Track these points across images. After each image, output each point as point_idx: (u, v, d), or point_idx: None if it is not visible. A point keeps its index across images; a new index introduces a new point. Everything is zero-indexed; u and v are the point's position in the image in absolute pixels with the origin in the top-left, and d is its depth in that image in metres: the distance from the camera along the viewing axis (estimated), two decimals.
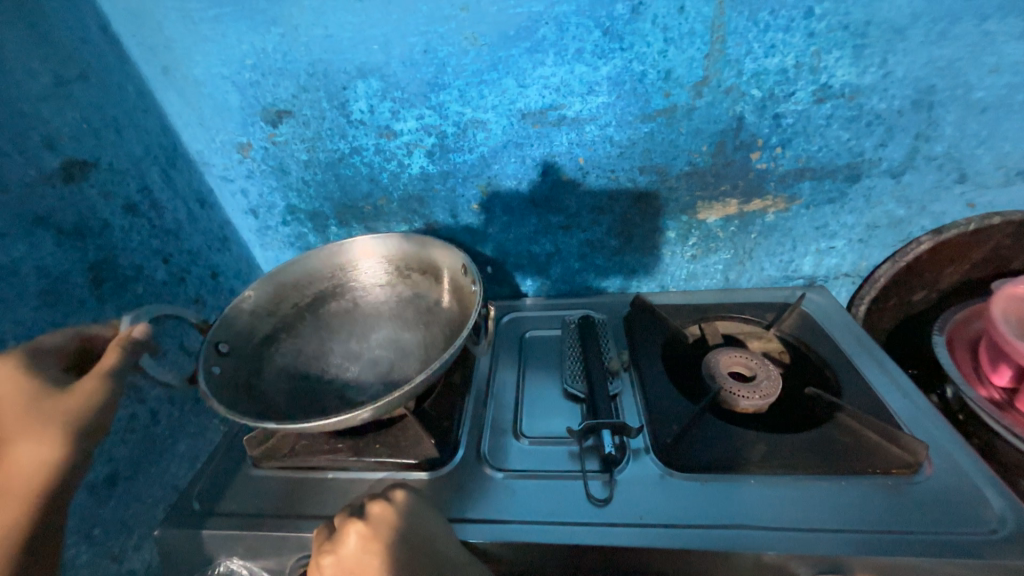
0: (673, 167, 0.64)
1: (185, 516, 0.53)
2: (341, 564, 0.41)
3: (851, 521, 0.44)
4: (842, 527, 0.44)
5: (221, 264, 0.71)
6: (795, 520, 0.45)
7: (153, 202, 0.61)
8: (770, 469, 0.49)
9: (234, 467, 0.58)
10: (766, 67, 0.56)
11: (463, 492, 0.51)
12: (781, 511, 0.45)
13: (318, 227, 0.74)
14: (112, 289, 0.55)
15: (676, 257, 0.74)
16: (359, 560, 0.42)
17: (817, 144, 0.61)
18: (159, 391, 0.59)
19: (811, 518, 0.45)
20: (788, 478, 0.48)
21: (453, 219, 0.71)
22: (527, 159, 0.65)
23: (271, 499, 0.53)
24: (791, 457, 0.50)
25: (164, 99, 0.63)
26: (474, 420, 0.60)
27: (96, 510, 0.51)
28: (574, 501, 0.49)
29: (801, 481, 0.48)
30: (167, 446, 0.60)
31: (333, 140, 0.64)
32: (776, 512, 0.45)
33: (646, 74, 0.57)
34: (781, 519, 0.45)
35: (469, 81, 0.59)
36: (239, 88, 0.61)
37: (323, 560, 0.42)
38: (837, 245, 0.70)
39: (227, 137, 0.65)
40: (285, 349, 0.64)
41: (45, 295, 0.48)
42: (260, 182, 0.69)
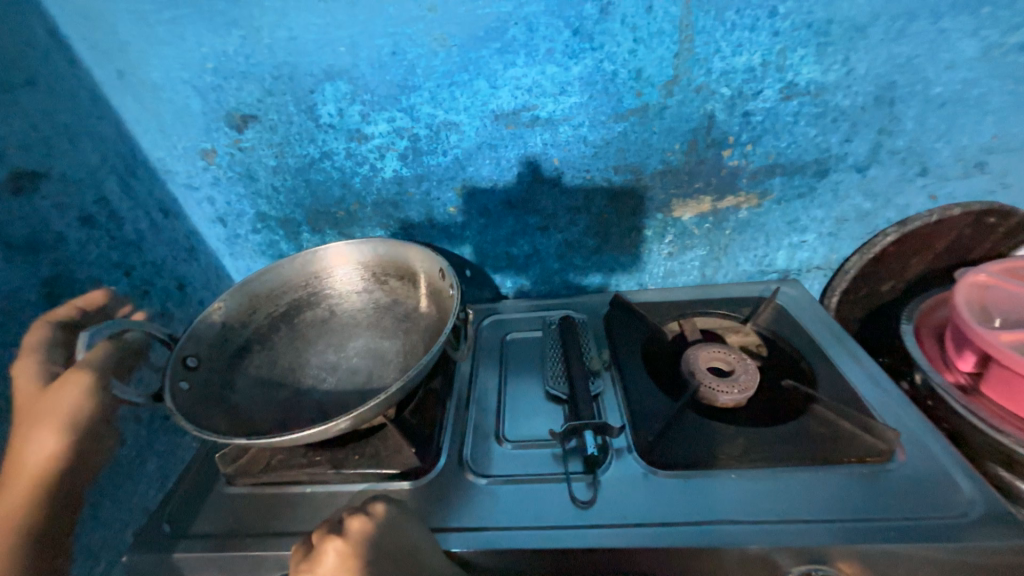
0: (647, 166, 0.64)
1: (154, 539, 0.51)
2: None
3: (829, 511, 0.45)
4: (821, 517, 0.44)
5: (188, 275, 0.68)
6: (776, 512, 0.45)
7: (112, 212, 0.58)
8: (750, 462, 0.50)
9: (207, 485, 0.56)
10: (734, 65, 0.56)
11: (445, 501, 0.50)
12: (761, 504, 0.46)
13: (289, 234, 0.72)
14: (69, 305, 0.52)
15: (654, 255, 0.74)
16: None
17: (785, 140, 0.62)
18: (124, 410, 0.57)
19: (791, 510, 0.45)
20: (767, 470, 0.49)
21: (429, 223, 0.70)
22: (501, 161, 0.64)
23: (246, 518, 0.51)
24: (770, 450, 0.50)
25: (120, 105, 0.60)
26: (456, 426, 0.59)
27: None
28: (558, 504, 0.49)
29: (780, 473, 0.48)
30: (134, 467, 0.57)
31: (302, 144, 0.63)
32: (757, 506, 0.46)
33: (617, 74, 0.57)
34: (762, 513, 0.45)
35: (440, 83, 0.58)
36: (201, 92, 0.59)
37: None
38: (808, 239, 0.71)
39: (190, 143, 0.63)
40: (258, 361, 0.62)
41: None
42: (227, 189, 0.67)
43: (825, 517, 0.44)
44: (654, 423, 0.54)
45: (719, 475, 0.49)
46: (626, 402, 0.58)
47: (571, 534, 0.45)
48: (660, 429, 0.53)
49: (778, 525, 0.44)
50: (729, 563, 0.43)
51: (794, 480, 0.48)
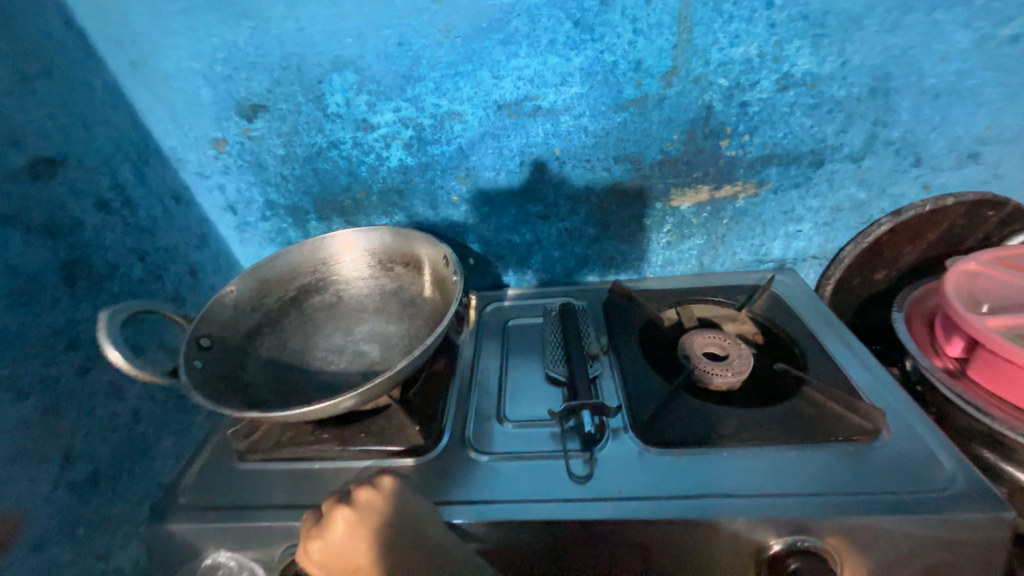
0: (646, 156, 0.66)
1: (170, 510, 0.53)
2: (330, 547, 0.42)
3: (816, 486, 0.47)
4: (809, 492, 0.46)
5: (199, 261, 0.70)
6: (765, 488, 0.47)
7: (126, 199, 0.60)
8: (742, 440, 0.52)
9: (219, 461, 0.58)
10: (732, 56, 0.58)
11: (449, 476, 0.52)
12: (751, 480, 0.48)
13: (297, 222, 0.74)
14: (88, 288, 0.54)
15: (652, 244, 0.76)
16: (348, 544, 0.43)
17: (782, 131, 0.63)
18: (140, 389, 0.59)
19: (779, 485, 0.47)
20: (758, 448, 0.51)
21: (433, 211, 0.72)
22: (504, 150, 0.66)
23: (258, 491, 0.53)
24: (761, 429, 0.52)
25: (135, 96, 0.62)
26: (459, 407, 0.61)
27: (79, 510, 0.50)
28: (557, 479, 0.51)
29: (770, 451, 0.50)
30: (150, 444, 0.59)
31: (310, 134, 0.65)
32: (747, 482, 0.48)
33: (617, 65, 0.58)
34: (752, 488, 0.47)
35: (445, 73, 0.60)
36: (212, 82, 0.61)
37: (312, 544, 0.43)
38: (804, 229, 0.73)
39: (201, 132, 0.65)
40: (269, 344, 0.64)
41: (18, 295, 0.47)
42: (237, 177, 0.69)
43: (813, 491, 0.46)
44: (649, 403, 0.56)
45: (712, 452, 0.51)
46: (623, 384, 0.60)
47: (570, 506, 0.48)
48: (655, 409, 0.55)
49: (767, 499, 0.46)
50: (720, 535, 0.45)
51: (784, 458, 0.50)
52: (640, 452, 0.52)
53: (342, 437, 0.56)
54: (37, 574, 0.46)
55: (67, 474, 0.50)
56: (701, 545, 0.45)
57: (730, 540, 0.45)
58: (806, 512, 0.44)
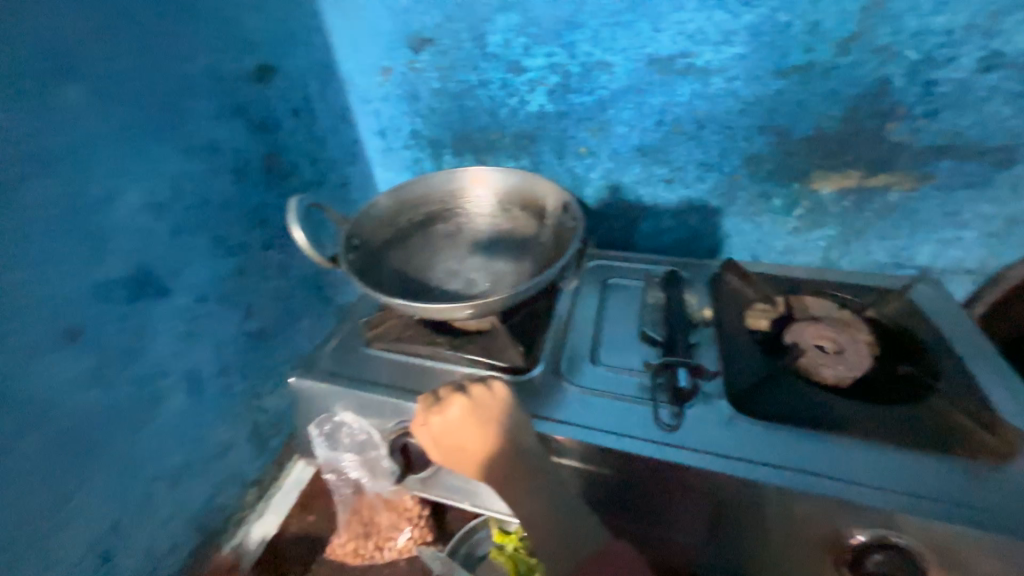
0: (795, 130, 0.62)
1: (311, 370, 0.64)
2: (447, 424, 0.50)
3: (919, 489, 0.45)
4: (910, 493, 0.45)
5: (350, 176, 0.80)
6: (863, 479, 0.47)
7: (310, 110, 0.70)
8: (845, 430, 0.50)
9: (346, 342, 0.68)
10: (930, 26, 0.52)
11: (543, 396, 0.58)
12: (849, 468, 0.47)
13: (434, 154, 0.81)
14: (277, 178, 0.65)
15: (777, 227, 0.72)
16: (460, 425, 0.50)
17: (969, 119, 0.56)
18: (297, 272, 0.71)
19: (878, 479, 0.46)
20: (863, 441, 0.49)
21: (558, 160, 0.75)
22: (644, 107, 0.66)
23: (379, 372, 0.63)
24: (868, 425, 0.51)
25: (328, 20, 0.71)
26: (555, 342, 0.65)
27: (248, 354, 0.64)
28: (643, 422, 0.54)
29: (875, 447, 0.49)
30: (297, 319, 0.72)
31: (465, 71, 0.70)
32: (844, 468, 0.48)
33: (790, 26, 0.55)
34: (848, 476, 0.47)
35: (605, 22, 0.61)
36: (393, 14, 0.68)
37: (432, 417, 0.51)
38: (965, 237, 0.65)
39: (374, 60, 0.73)
40: (398, 255, 0.72)
41: (236, 173, 0.59)
42: (393, 105, 0.77)
43: (915, 493, 0.45)
44: (748, 376, 0.57)
45: (810, 434, 0.51)
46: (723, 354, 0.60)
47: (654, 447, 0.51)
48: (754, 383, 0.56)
49: (862, 489, 0.46)
50: (801, 509, 0.46)
51: (891, 457, 0.48)
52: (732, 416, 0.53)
53: (453, 344, 0.63)
54: (220, 392, 0.61)
55: (246, 323, 0.63)
56: (778, 514, 0.47)
57: (812, 517, 0.46)
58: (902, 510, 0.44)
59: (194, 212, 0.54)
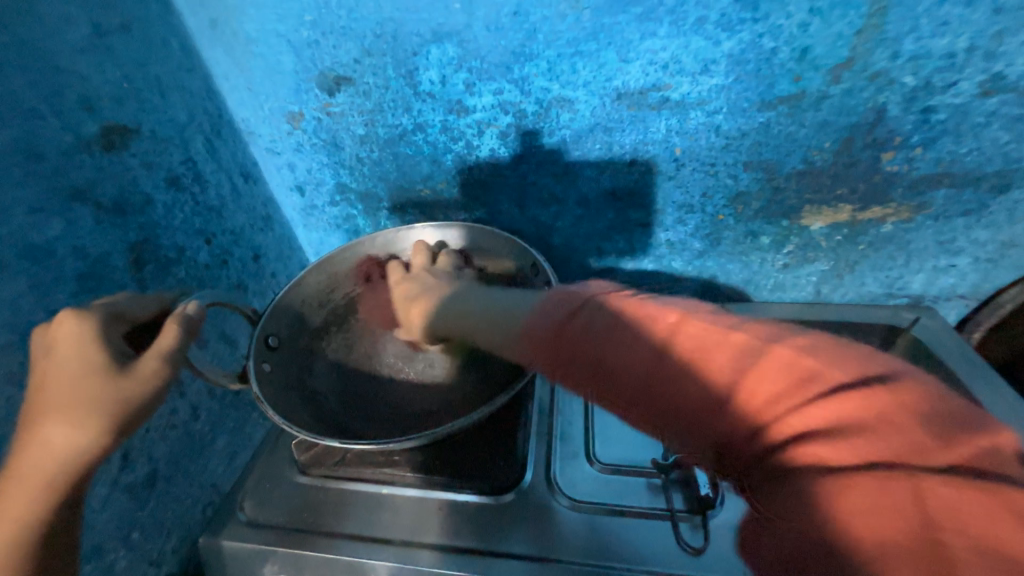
0: (784, 165, 0.55)
1: (230, 524, 0.49)
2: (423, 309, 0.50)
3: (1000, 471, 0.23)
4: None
5: (264, 245, 0.65)
6: (967, 514, 0.22)
7: (197, 174, 0.54)
8: (921, 390, 0.27)
9: (277, 471, 0.53)
10: (931, 49, 0.45)
11: (534, 524, 0.46)
12: (892, 476, 0.24)
13: (369, 210, 0.67)
14: (154, 272, 0.48)
15: (766, 265, 0.65)
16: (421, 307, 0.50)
17: (967, 146, 0.51)
18: (200, 384, 0.54)
19: (953, 449, 0.24)
20: (973, 450, 0.24)
21: (518, 210, 0.64)
22: (614, 146, 0.56)
23: (319, 514, 0.49)
24: (967, 402, 0.28)
25: (211, 59, 0.55)
26: (540, 436, 0.53)
27: (134, 513, 0.47)
28: (662, 547, 0.44)
29: (978, 441, 0.25)
30: (207, 442, 0.56)
31: (395, 113, 0.57)
32: (802, 423, 0.27)
33: (776, 52, 0.47)
34: (946, 505, 0.23)
35: (562, 52, 0.50)
36: (295, 48, 0.53)
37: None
38: (959, 264, 0.61)
39: (277, 104, 0.58)
40: (335, 345, 0.57)
41: (83, 280, 0.42)
42: (310, 156, 0.62)
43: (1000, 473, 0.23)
44: (752, 367, 0.29)
45: (791, 397, 0.27)
46: (753, 337, 0.30)
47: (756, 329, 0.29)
48: (734, 363, 0.29)
49: (879, 490, 0.24)
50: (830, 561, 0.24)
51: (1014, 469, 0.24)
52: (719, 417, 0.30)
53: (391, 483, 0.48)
54: None
55: (124, 475, 0.46)
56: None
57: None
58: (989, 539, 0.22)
59: (15, 349, 0.37)
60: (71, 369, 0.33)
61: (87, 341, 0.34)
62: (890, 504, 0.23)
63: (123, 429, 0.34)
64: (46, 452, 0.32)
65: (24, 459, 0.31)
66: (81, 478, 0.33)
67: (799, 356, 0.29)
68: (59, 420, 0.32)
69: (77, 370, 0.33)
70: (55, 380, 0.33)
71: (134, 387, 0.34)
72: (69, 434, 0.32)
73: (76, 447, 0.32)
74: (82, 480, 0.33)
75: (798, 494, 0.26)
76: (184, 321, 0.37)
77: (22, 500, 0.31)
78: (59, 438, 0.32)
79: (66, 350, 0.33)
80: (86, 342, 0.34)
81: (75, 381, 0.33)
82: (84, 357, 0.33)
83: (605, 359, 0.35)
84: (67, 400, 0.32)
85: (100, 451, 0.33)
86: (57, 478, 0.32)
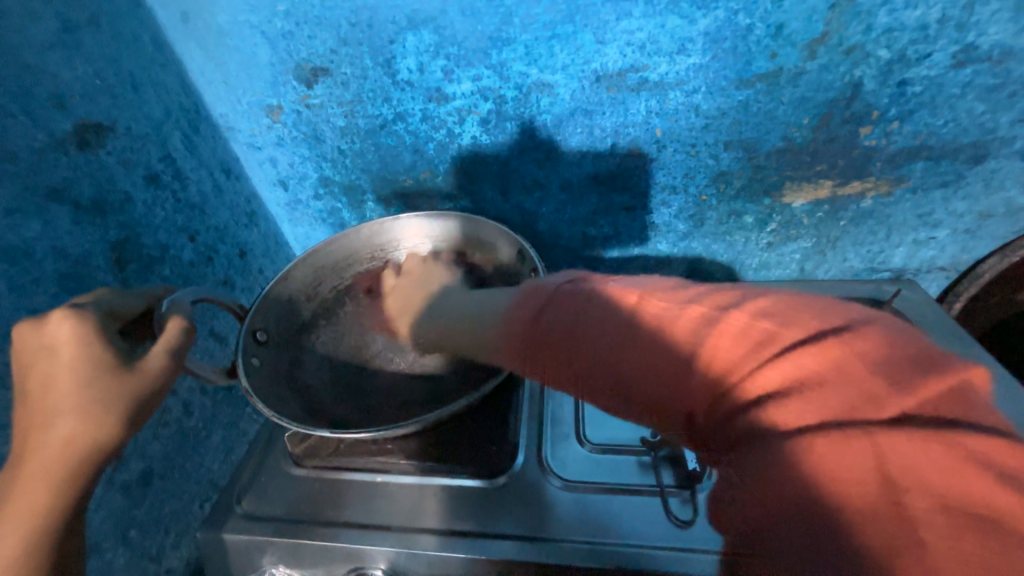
0: (764, 143, 0.56)
1: (226, 517, 0.50)
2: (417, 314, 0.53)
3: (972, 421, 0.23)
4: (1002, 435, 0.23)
5: (249, 242, 0.65)
6: (928, 467, 0.22)
7: (176, 171, 0.54)
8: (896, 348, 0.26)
9: (272, 464, 0.54)
10: (904, 21, 0.45)
11: (526, 504, 0.47)
12: (848, 441, 0.24)
13: (353, 202, 0.67)
14: (138, 271, 0.48)
15: (750, 245, 0.66)
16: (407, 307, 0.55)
17: (943, 118, 0.51)
18: (190, 381, 0.55)
19: (913, 399, 0.24)
20: (939, 397, 0.24)
21: (503, 198, 0.64)
22: (595, 129, 0.56)
23: (314, 503, 0.49)
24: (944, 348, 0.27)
25: (184, 53, 0.54)
26: (532, 421, 0.54)
27: (130, 510, 0.47)
28: (653, 521, 0.45)
29: (954, 383, 0.24)
30: (200, 439, 0.56)
31: (375, 103, 0.57)
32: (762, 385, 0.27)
33: (751, 29, 0.47)
34: (907, 462, 0.22)
35: (539, 36, 0.50)
36: (270, 39, 0.53)
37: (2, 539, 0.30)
38: (938, 236, 0.62)
39: (255, 98, 0.57)
40: (325, 338, 0.57)
41: (64, 280, 0.42)
42: (291, 150, 0.62)
43: (974, 428, 0.23)
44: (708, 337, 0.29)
45: (748, 365, 0.28)
46: (713, 311, 0.30)
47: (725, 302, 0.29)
48: (694, 331, 0.30)
49: (851, 449, 0.23)
50: (812, 527, 0.23)
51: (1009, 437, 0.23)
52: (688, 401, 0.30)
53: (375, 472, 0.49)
54: None
55: (117, 473, 0.46)
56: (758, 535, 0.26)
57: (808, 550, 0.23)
58: (952, 482, 0.22)
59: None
60: (72, 365, 0.32)
61: (88, 338, 0.33)
62: (862, 460, 0.23)
63: (136, 421, 0.33)
64: (54, 448, 0.31)
65: (33, 455, 0.31)
66: (95, 471, 0.32)
67: (759, 322, 0.29)
68: (68, 416, 0.31)
69: (81, 366, 0.32)
70: (55, 376, 0.32)
71: (142, 378, 0.34)
72: (83, 428, 0.31)
73: (92, 440, 0.32)
74: (98, 472, 0.32)
75: (772, 460, 0.25)
76: (182, 321, 0.38)
77: (34, 495, 0.30)
78: (64, 432, 0.31)
79: (66, 346, 0.32)
80: (87, 339, 0.33)
81: (79, 377, 0.32)
82: (87, 352, 0.33)
83: (575, 342, 0.35)
84: (76, 395, 0.32)
85: (115, 442, 0.33)
86: (73, 471, 0.31)
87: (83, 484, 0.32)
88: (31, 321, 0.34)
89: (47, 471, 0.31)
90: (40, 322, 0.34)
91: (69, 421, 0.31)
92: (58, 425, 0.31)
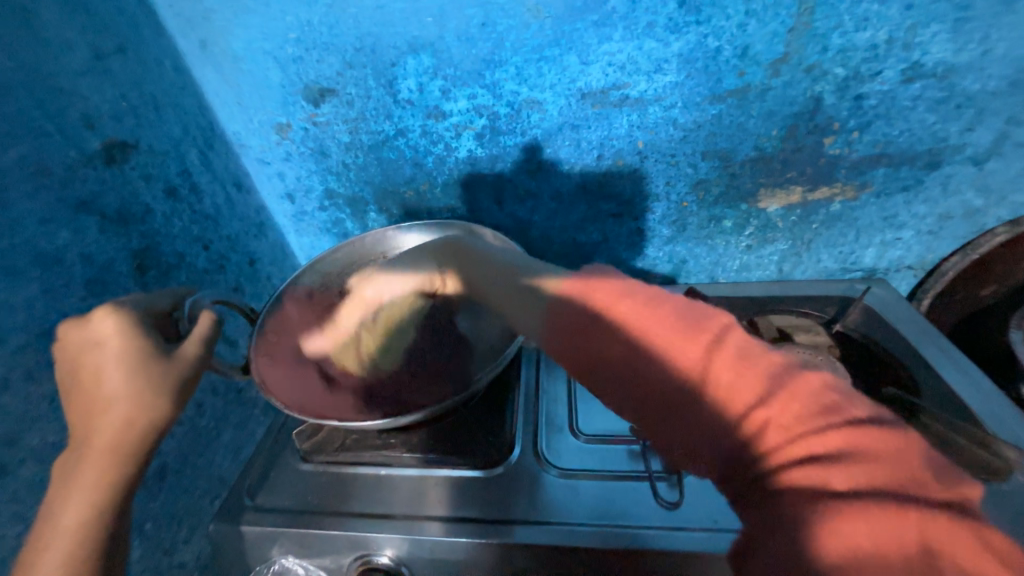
0: (737, 153, 0.60)
1: (237, 511, 0.52)
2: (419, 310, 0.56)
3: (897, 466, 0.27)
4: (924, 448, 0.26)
5: (258, 251, 0.68)
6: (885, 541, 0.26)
7: (193, 185, 0.58)
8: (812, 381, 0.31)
9: (281, 461, 0.56)
10: (855, 42, 0.51)
11: (521, 491, 0.50)
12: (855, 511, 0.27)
13: (356, 213, 0.71)
14: (156, 277, 0.52)
15: (730, 247, 0.70)
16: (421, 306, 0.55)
17: (898, 128, 0.56)
18: (203, 382, 0.58)
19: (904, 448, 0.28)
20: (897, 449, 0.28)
21: (497, 206, 0.68)
22: (583, 142, 0.61)
23: (321, 495, 0.52)
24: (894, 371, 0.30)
25: (201, 77, 0.59)
26: (527, 416, 0.57)
27: (147, 504, 0.50)
28: (642, 503, 0.48)
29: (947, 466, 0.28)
30: (211, 438, 0.59)
31: (378, 121, 0.61)
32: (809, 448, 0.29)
33: (720, 51, 0.52)
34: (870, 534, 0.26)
35: (528, 58, 0.55)
36: (281, 63, 0.57)
37: (68, 508, 0.32)
38: (904, 237, 0.67)
39: (266, 117, 0.62)
40: None
41: (92, 285, 0.45)
42: (299, 165, 0.66)
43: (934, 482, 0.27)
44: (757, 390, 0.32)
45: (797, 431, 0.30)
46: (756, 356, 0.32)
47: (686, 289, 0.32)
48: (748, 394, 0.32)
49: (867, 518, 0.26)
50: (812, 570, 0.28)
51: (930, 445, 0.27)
52: (691, 415, 0.34)
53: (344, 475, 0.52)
54: None
55: None
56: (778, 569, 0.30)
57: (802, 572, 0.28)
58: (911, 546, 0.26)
59: (31, 348, 0.40)
60: (124, 351, 0.36)
61: (132, 333, 0.37)
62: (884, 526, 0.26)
63: (183, 399, 0.37)
64: (111, 423, 0.34)
65: (94, 431, 0.34)
66: (149, 447, 0.35)
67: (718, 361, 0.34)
68: (121, 398, 0.35)
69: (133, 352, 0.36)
70: (108, 361, 0.35)
71: (184, 365, 0.38)
72: (138, 407, 0.35)
73: (147, 416, 0.35)
74: (150, 447, 0.35)
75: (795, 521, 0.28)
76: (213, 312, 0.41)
77: (99, 466, 0.33)
78: (121, 410, 0.34)
79: (116, 339, 0.36)
80: (133, 331, 0.37)
81: (131, 363, 0.36)
82: (132, 342, 0.36)
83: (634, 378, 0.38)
84: (128, 378, 0.35)
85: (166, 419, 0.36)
86: (133, 444, 0.34)
87: (140, 457, 0.35)
88: (76, 323, 0.37)
89: (109, 443, 0.34)
90: (85, 322, 0.37)
91: (126, 398, 0.35)
92: (116, 403, 0.34)
